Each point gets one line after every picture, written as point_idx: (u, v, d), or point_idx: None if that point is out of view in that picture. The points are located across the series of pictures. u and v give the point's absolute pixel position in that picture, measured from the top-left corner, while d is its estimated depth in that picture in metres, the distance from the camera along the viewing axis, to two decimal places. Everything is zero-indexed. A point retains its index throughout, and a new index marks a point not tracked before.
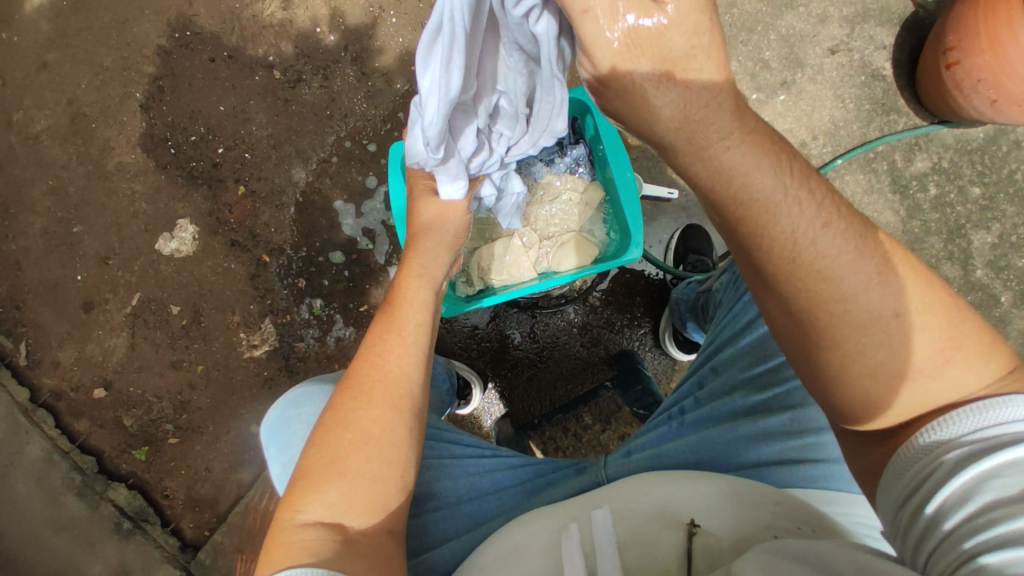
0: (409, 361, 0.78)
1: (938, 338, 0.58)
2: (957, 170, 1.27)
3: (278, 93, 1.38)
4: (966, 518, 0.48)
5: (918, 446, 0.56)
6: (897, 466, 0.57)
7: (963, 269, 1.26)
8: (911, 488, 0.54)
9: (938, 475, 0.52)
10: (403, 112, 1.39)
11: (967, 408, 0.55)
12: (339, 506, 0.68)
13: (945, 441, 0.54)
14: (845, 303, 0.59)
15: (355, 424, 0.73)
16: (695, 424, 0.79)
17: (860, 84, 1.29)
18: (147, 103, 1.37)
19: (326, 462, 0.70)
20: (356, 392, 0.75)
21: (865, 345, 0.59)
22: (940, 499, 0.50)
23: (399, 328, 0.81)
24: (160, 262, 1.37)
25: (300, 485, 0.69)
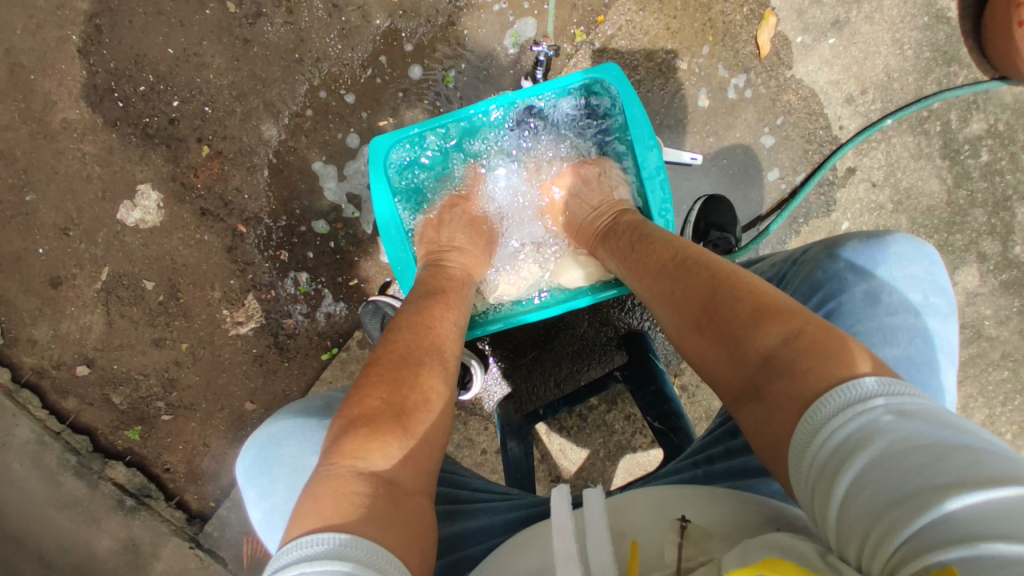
0: (458, 346, 0.80)
1: (728, 304, 0.63)
2: (1014, 133, 1.12)
3: (235, 30, 1.17)
4: (890, 507, 0.39)
5: (807, 428, 0.49)
6: (795, 454, 0.49)
7: (1003, 245, 1.14)
8: (815, 481, 0.46)
9: (839, 463, 0.44)
10: (384, 55, 1.18)
11: (841, 388, 0.49)
12: (397, 460, 0.61)
13: (830, 419, 0.47)
14: (669, 303, 0.71)
15: (418, 386, 0.69)
16: (724, 473, 0.72)
17: (923, 26, 1.11)
18: (86, 47, 1.18)
19: (389, 415, 0.64)
20: (419, 357, 0.72)
21: (686, 331, 0.67)
22: (853, 484, 0.42)
23: (456, 313, 0.84)
24: (125, 233, 1.24)
25: (359, 432, 0.62)
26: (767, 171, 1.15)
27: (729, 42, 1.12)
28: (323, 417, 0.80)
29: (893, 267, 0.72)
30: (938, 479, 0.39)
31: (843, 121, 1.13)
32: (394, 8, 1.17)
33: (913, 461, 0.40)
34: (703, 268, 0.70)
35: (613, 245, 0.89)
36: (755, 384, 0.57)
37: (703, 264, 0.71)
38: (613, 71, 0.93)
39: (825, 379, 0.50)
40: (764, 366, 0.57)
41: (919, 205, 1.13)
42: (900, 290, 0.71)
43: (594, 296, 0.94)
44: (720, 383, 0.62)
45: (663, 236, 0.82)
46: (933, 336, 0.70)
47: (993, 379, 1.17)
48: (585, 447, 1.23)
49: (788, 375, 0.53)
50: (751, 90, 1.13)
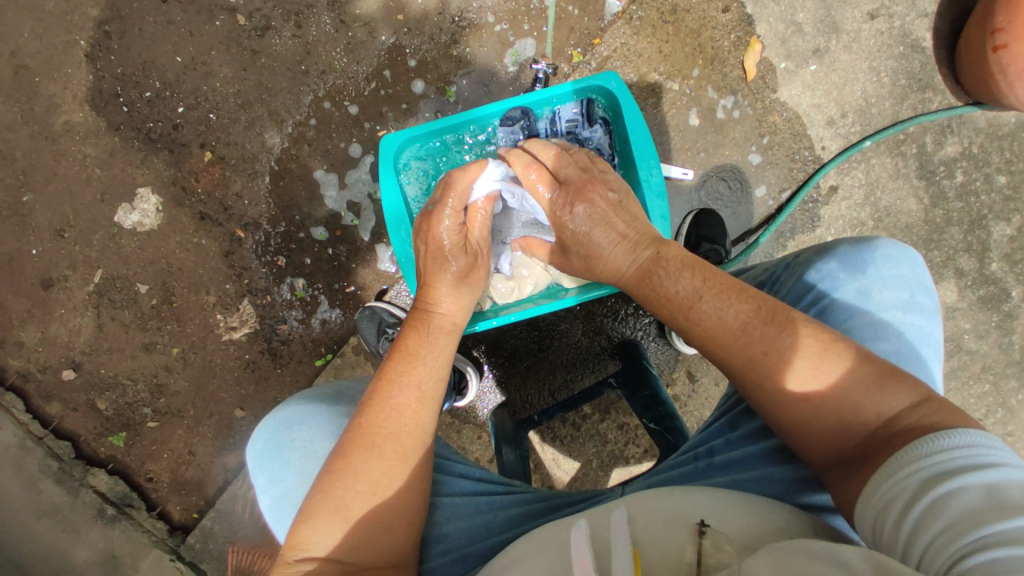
0: (426, 415, 0.74)
1: (843, 371, 0.62)
2: (986, 156, 1.19)
3: (243, 42, 1.21)
4: (961, 525, 0.45)
5: (895, 460, 0.54)
6: (879, 477, 0.55)
7: (979, 262, 1.20)
8: (894, 501, 0.52)
9: (930, 487, 0.50)
10: (389, 69, 1.22)
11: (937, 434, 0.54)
12: (342, 548, 0.64)
13: (930, 455, 0.52)
14: (756, 364, 0.66)
15: (364, 474, 0.67)
16: (725, 465, 0.74)
17: (897, 56, 1.18)
18: (94, 53, 1.20)
19: (331, 509, 0.65)
20: (365, 443, 0.69)
21: (789, 398, 0.64)
22: (932, 505, 0.48)
23: (419, 379, 0.75)
24: (122, 236, 1.24)
25: (299, 525, 0.65)
26: (756, 188, 1.20)
27: (718, 66, 1.19)
28: (335, 407, 0.82)
29: (882, 268, 0.75)
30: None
31: (826, 142, 1.19)
32: (399, 25, 1.22)
33: (1005, 500, 0.46)
34: (804, 330, 0.65)
35: (666, 284, 0.77)
36: (865, 447, 0.59)
37: (805, 323, 0.66)
38: (615, 81, 0.98)
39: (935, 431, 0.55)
40: (885, 434, 0.58)
41: (899, 223, 1.19)
42: (889, 288, 0.74)
43: (580, 298, 0.97)
44: (815, 449, 0.63)
45: (729, 280, 0.74)
46: (923, 332, 0.72)
47: (974, 392, 1.21)
48: (578, 457, 1.24)
49: (917, 435, 0.55)
50: (739, 110, 1.19)
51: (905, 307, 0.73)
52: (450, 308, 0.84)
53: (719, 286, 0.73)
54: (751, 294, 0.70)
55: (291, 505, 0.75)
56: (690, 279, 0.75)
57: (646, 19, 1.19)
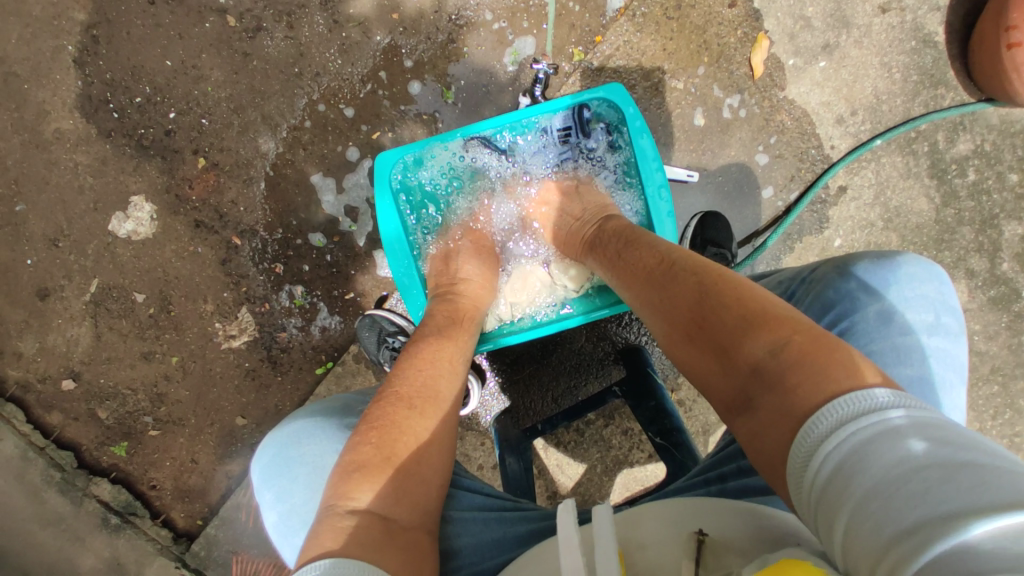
0: (456, 386, 0.80)
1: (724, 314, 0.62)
2: (999, 154, 1.16)
3: (234, 44, 1.17)
4: (892, 544, 0.36)
5: (808, 454, 0.46)
6: (801, 474, 0.47)
7: (990, 263, 1.17)
8: (820, 508, 0.43)
9: (842, 485, 0.41)
10: (384, 70, 1.19)
11: (846, 411, 0.45)
12: (391, 497, 0.64)
13: (836, 443, 0.44)
14: (662, 316, 0.71)
15: (411, 427, 0.70)
16: (737, 491, 0.71)
17: (909, 51, 1.14)
18: (82, 57, 1.17)
19: (380, 458, 0.66)
20: (410, 400, 0.73)
21: (679, 341, 0.67)
22: (855, 522, 0.39)
23: (449, 353, 0.82)
24: (117, 245, 1.22)
25: (351, 474, 0.64)
26: (763, 189, 1.17)
27: (724, 64, 1.15)
28: (343, 419, 0.82)
29: (904, 288, 0.73)
30: (943, 500, 0.35)
31: (834, 141, 1.16)
32: (394, 24, 1.18)
33: (921, 485, 0.37)
34: (689, 276, 0.70)
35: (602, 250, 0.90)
36: (747, 395, 0.56)
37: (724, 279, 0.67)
38: (631, 107, 0.96)
39: (818, 378, 0.50)
40: (758, 375, 0.56)
41: (909, 223, 1.16)
42: (913, 309, 0.72)
43: (588, 318, 0.97)
44: (715, 390, 0.62)
45: (658, 249, 0.79)
46: (947, 355, 0.71)
47: (984, 395, 1.19)
48: (582, 462, 1.23)
49: (792, 383, 0.52)
50: (745, 110, 1.16)
51: (929, 329, 0.71)
52: (473, 296, 0.95)
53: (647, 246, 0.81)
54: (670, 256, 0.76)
55: (302, 520, 0.74)
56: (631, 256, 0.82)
57: (649, 16, 1.15)
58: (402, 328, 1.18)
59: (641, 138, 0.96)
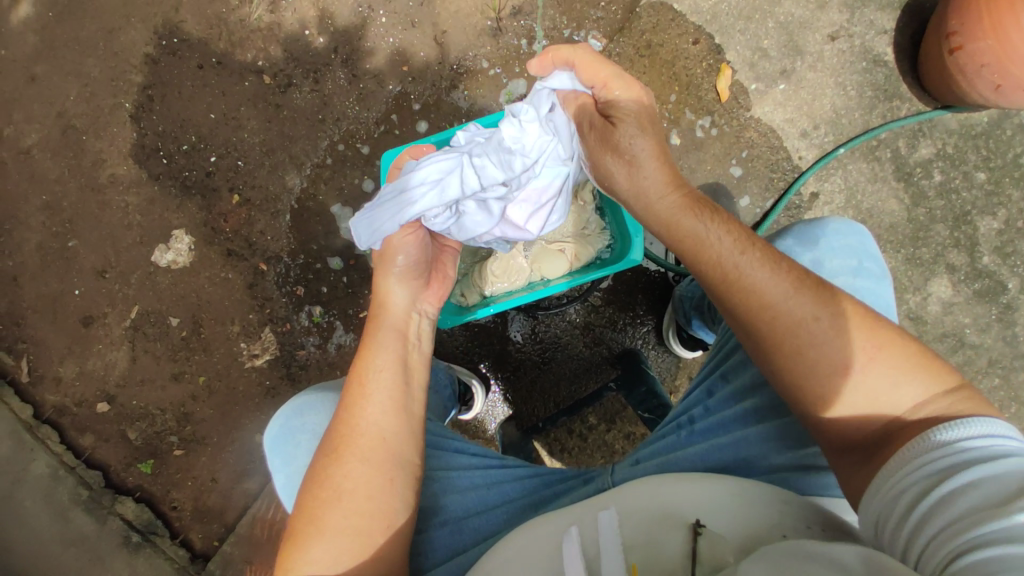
0: (377, 413, 0.76)
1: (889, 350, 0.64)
2: (962, 155, 1.25)
3: (268, 98, 1.36)
4: (957, 518, 0.49)
5: (898, 458, 0.58)
6: (886, 471, 0.58)
7: (970, 257, 1.23)
8: (903, 491, 0.55)
9: (937, 480, 0.53)
10: (396, 114, 1.37)
11: (942, 425, 0.58)
12: (324, 559, 0.67)
13: (930, 449, 0.56)
14: (791, 334, 0.67)
15: (329, 483, 0.71)
16: (705, 432, 0.77)
17: (861, 70, 1.27)
18: (137, 113, 1.36)
19: (307, 524, 0.69)
20: (327, 452, 0.73)
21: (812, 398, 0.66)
22: (937, 503, 0.51)
23: (364, 378, 0.78)
24: (157, 274, 1.36)
25: (288, 544, 0.69)
26: (739, 199, 1.28)
27: (693, 91, 1.29)
28: (341, 392, 0.87)
29: (832, 240, 0.81)
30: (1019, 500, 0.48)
31: (802, 152, 1.27)
32: (405, 75, 1.36)
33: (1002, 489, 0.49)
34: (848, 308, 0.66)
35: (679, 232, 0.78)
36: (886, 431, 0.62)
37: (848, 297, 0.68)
38: None
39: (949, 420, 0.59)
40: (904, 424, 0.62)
41: (882, 223, 1.24)
42: (840, 257, 0.80)
43: (572, 282, 1.02)
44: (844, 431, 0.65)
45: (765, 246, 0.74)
46: (873, 294, 0.78)
47: (983, 387, 1.22)
48: (587, 468, 1.26)
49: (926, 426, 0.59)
50: (716, 129, 1.28)
51: (853, 272, 0.79)
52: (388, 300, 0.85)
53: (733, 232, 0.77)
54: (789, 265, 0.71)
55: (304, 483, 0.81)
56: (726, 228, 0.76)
57: (624, 55, 1.31)
58: None
59: None
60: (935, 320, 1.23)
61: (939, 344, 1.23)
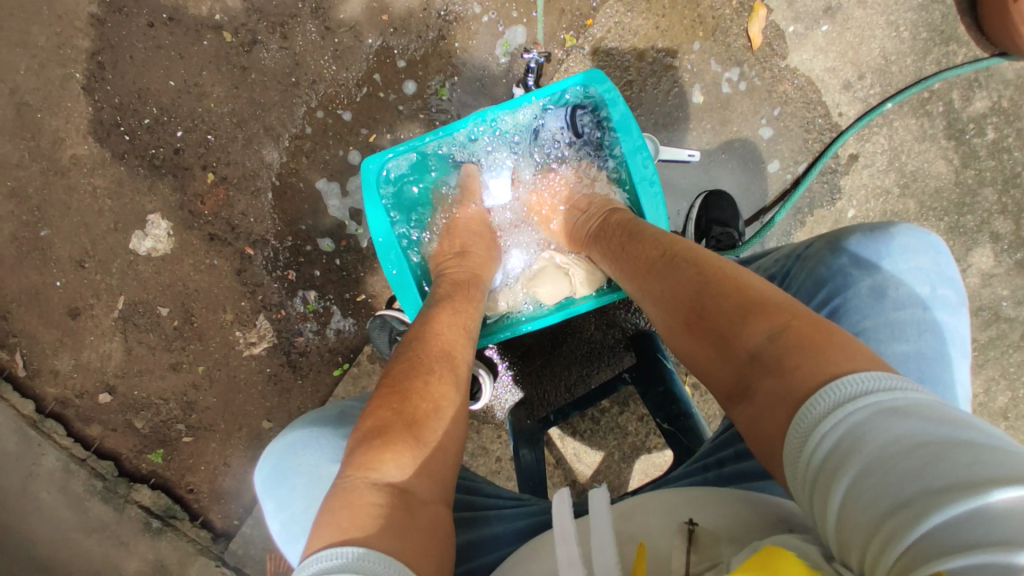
0: (467, 350, 0.83)
1: (717, 301, 0.63)
2: (1018, 109, 1.10)
3: (233, 59, 1.20)
4: (884, 519, 0.38)
5: (798, 428, 0.48)
6: (792, 449, 0.48)
7: (1016, 224, 1.12)
8: (814, 481, 0.45)
9: (842, 462, 0.43)
10: (378, 72, 1.20)
11: (829, 387, 0.48)
12: (413, 466, 0.64)
13: (826, 414, 0.46)
14: (663, 311, 0.71)
15: (428, 393, 0.71)
16: (734, 476, 0.71)
17: (917, 7, 1.09)
18: (90, 84, 1.21)
19: (401, 425, 0.66)
20: (424, 368, 0.75)
21: (678, 330, 0.68)
22: (851, 500, 0.41)
23: (463, 320, 0.86)
24: (139, 262, 1.27)
25: (372, 443, 0.64)
26: (768, 164, 1.14)
27: (720, 37, 1.12)
28: (339, 424, 0.78)
29: (898, 261, 0.71)
30: (944, 485, 0.37)
31: (842, 108, 1.12)
32: (384, 26, 1.18)
33: (921, 464, 0.39)
34: (689, 266, 0.71)
35: (605, 244, 0.91)
36: (744, 381, 0.57)
37: (690, 260, 0.72)
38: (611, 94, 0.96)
39: (804, 363, 0.52)
40: (761, 363, 0.56)
41: (926, 188, 1.11)
42: (905, 282, 0.70)
43: (600, 301, 0.97)
44: (712, 380, 0.63)
45: (649, 232, 0.84)
46: (942, 329, 0.68)
47: (1014, 361, 1.14)
48: (599, 450, 1.23)
49: (776, 369, 0.53)
50: (745, 83, 1.12)
51: (924, 302, 0.69)
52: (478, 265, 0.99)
53: (624, 224, 0.89)
54: (653, 243, 0.80)
55: (302, 527, 0.72)
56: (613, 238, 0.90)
57: None
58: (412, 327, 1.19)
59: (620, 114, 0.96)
60: (972, 294, 1.13)
61: (973, 319, 1.14)
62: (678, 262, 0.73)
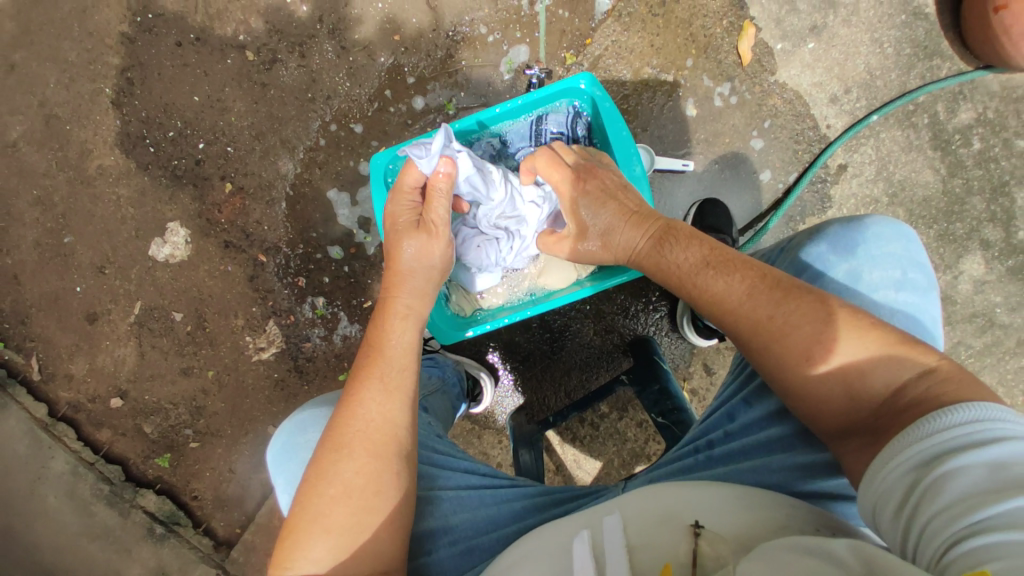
0: (391, 407, 0.74)
1: (849, 338, 0.62)
2: (1004, 121, 1.14)
3: (253, 77, 1.27)
4: (951, 506, 0.45)
5: (897, 443, 0.53)
6: (883, 459, 0.54)
7: (1006, 231, 1.15)
8: (901, 484, 0.51)
9: (934, 466, 0.49)
10: (389, 89, 1.27)
11: (938, 412, 0.53)
12: (330, 559, 0.65)
13: (929, 434, 0.51)
14: (775, 351, 0.66)
15: (338, 477, 0.69)
16: (725, 456, 0.74)
17: (900, 25, 1.15)
18: (119, 99, 1.29)
19: (309, 518, 0.67)
20: (335, 445, 0.71)
21: (789, 365, 0.64)
22: (930, 493, 0.48)
23: (379, 372, 0.77)
24: (156, 268, 1.32)
25: (285, 542, 0.67)
26: (761, 173, 1.19)
27: (712, 54, 1.18)
28: None
29: (872, 248, 0.74)
30: (1012, 489, 0.44)
31: (830, 120, 1.17)
32: (396, 46, 1.26)
33: (1014, 477, 0.45)
34: (802, 293, 0.67)
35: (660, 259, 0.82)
36: (876, 420, 0.58)
37: (800, 287, 0.68)
38: (607, 103, 1.01)
39: (951, 403, 0.54)
40: (894, 405, 0.58)
41: (915, 196, 1.15)
42: (879, 267, 0.73)
43: (596, 287, 0.97)
44: (825, 418, 0.62)
45: (732, 251, 0.76)
46: (917, 310, 0.71)
47: (1012, 368, 1.15)
48: (600, 456, 1.24)
49: (924, 409, 0.54)
50: (737, 96, 1.18)
51: (897, 285, 0.72)
52: (411, 293, 0.87)
53: (683, 236, 0.81)
54: (749, 264, 0.73)
55: None
56: (687, 252, 0.79)
57: (635, 15, 1.19)
58: None
59: (618, 125, 1.01)
60: (967, 300, 1.15)
61: (969, 325, 1.16)
62: (786, 288, 0.68)
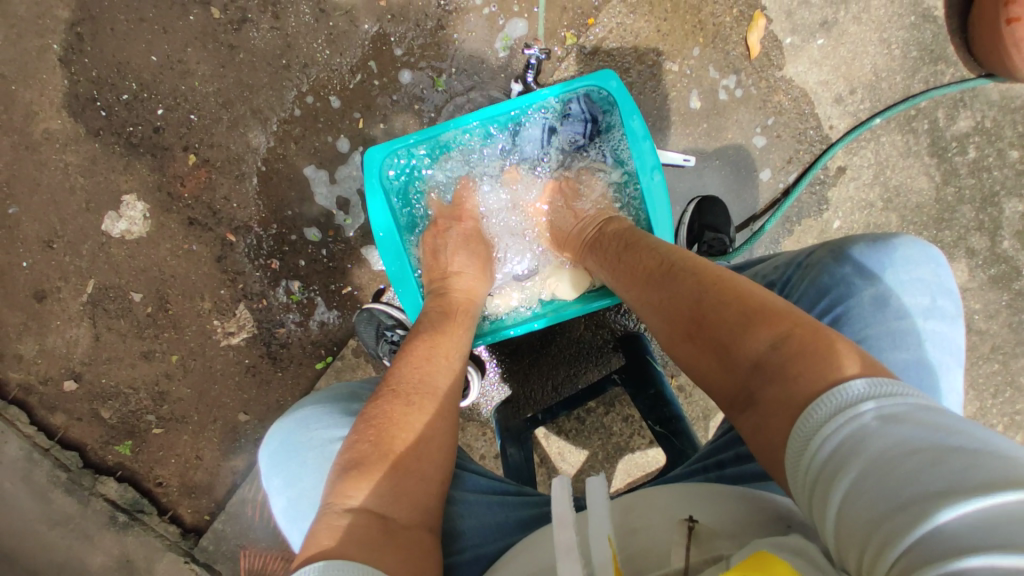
0: (448, 376, 0.82)
1: (717, 310, 0.65)
2: (999, 130, 1.14)
3: (220, 37, 1.16)
4: (874, 524, 0.38)
5: (799, 435, 0.48)
6: (794, 455, 0.48)
7: (991, 241, 1.16)
8: (812, 489, 0.45)
9: (839, 467, 0.42)
10: (373, 60, 1.17)
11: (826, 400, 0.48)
12: (388, 496, 0.65)
13: (825, 423, 0.46)
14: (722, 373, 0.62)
15: (408, 424, 0.73)
16: (736, 476, 0.73)
17: (908, 27, 1.12)
18: (68, 56, 1.16)
19: (377, 455, 0.68)
20: (406, 399, 0.75)
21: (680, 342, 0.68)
22: (845, 500, 0.41)
23: (444, 350, 0.85)
24: (111, 245, 1.21)
25: (349, 473, 0.66)
26: (761, 171, 1.16)
27: (720, 44, 1.13)
28: (349, 408, 0.84)
29: (900, 271, 0.75)
30: (926, 491, 0.36)
31: (833, 121, 1.14)
32: (382, 12, 1.16)
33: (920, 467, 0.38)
34: (689, 275, 0.73)
35: (601, 254, 0.94)
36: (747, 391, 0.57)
37: (688, 269, 0.74)
38: (637, 117, 0.98)
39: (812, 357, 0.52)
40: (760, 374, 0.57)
41: (908, 203, 1.15)
42: (910, 292, 0.74)
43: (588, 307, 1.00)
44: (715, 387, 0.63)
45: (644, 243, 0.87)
46: (943, 338, 0.73)
47: (984, 373, 1.18)
48: (584, 450, 1.23)
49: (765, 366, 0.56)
50: (741, 91, 1.14)
51: (926, 313, 0.74)
52: (471, 289, 1.00)
53: (620, 235, 0.93)
54: (656, 256, 0.81)
55: (309, 501, 0.74)
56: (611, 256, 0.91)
57: None
58: (400, 321, 1.17)
59: (644, 142, 0.99)
60: None
61: None
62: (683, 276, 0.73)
